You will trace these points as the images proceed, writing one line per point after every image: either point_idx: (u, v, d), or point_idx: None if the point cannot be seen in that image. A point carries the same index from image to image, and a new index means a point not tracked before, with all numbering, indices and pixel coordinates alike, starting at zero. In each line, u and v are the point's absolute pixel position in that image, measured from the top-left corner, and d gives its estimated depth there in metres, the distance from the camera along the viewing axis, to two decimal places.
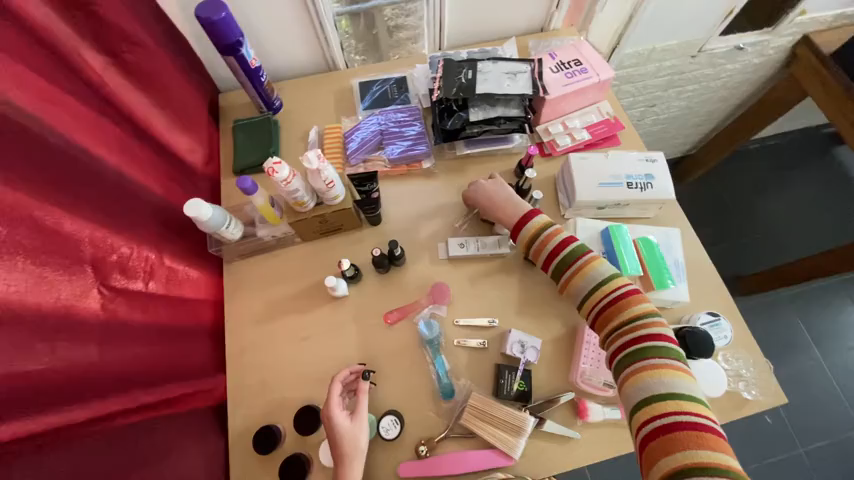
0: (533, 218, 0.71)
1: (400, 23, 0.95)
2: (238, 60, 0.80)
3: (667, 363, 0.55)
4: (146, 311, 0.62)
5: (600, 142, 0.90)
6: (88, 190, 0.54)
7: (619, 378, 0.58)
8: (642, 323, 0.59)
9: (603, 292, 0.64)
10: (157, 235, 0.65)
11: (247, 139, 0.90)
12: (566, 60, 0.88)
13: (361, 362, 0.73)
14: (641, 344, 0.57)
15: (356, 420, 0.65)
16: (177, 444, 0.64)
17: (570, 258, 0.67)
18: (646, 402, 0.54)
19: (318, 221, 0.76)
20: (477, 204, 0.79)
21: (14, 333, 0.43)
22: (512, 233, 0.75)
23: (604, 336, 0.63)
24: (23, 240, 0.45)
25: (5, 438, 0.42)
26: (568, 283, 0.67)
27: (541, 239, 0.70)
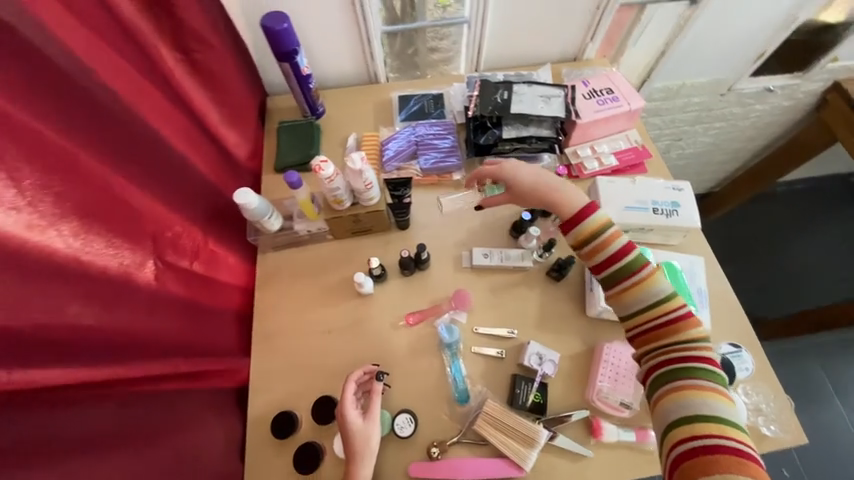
0: (592, 217, 0.69)
1: (435, 45, 1.03)
2: (292, 67, 0.87)
3: (714, 387, 0.57)
4: (189, 287, 0.66)
5: (627, 168, 0.93)
6: (156, 170, 0.59)
7: (658, 393, 0.60)
8: (697, 346, 0.60)
9: (661, 311, 0.64)
10: (205, 219, 0.70)
11: (290, 140, 0.95)
12: (598, 88, 0.92)
13: (375, 362, 0.75)
14: (690, 365, 0.59)
15: (369, 419, 0.66)
16: (201, 420, 0.66)
17: (634, 266, 0.66)
18: (686, 420, 0.55)
19: (351, 221, 0.81)
20: (525, 190, 0.76)
21: (84, 289, 0.48)
22: (563, 225, 0.72)
23: (644, 352, 0.64)
24: (102, 208, 0.50)
25: (64, 385, 0.45)
26: (618, 294, 0.66)
27: (604, 237, 0.68)
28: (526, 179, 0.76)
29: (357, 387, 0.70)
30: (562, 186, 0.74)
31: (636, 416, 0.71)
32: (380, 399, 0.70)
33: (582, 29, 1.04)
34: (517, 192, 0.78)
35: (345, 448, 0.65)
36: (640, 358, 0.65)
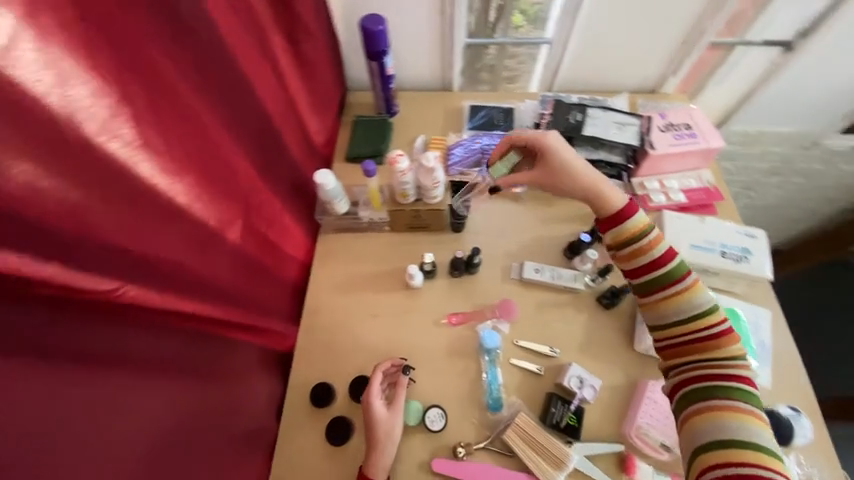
0: (637, 216, 0.68)
1: (504, 65, 1.06)
2: (379, 66, 0.92)
3: (750, 410, 0.57)
4: (263, 251, 0.71)
5: (695, 207, 0.90)
6: (258, 141, 0.65)
7: (690, 410, 0.60)
8: (736, 364, 0.61)
9: (703, 325, 0.63)
10: (285, 192, 0.76)
11: (363, 133, 1.01)
12: (676, 122, 0.91)
13: (403, 357, 0.77)
14: (728, 385, 0.59)
15: (393, 411, 0.68)
16: (251, 376, 0.71)
17: (677, 274, 0.65)
18: (719, 443, 0.55)
19: (412, 215, 0.84)
20: (560, 172, 0.74)
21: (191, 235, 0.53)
22: (602, 222, 0.71)
23: (677, 363, 0.64)
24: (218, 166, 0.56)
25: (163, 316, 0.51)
26: (656, 304, 0.65)
27: (647, 240, 0.67)
28: (567, 160, 0.74)
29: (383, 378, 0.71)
30: (601, 179, 0.73)
31: (674, 461, 0.69)
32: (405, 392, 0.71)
33: (664, 62, 1.04)
34: (552, 169, 0.75)
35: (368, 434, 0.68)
36: (671, 370, 0.65)
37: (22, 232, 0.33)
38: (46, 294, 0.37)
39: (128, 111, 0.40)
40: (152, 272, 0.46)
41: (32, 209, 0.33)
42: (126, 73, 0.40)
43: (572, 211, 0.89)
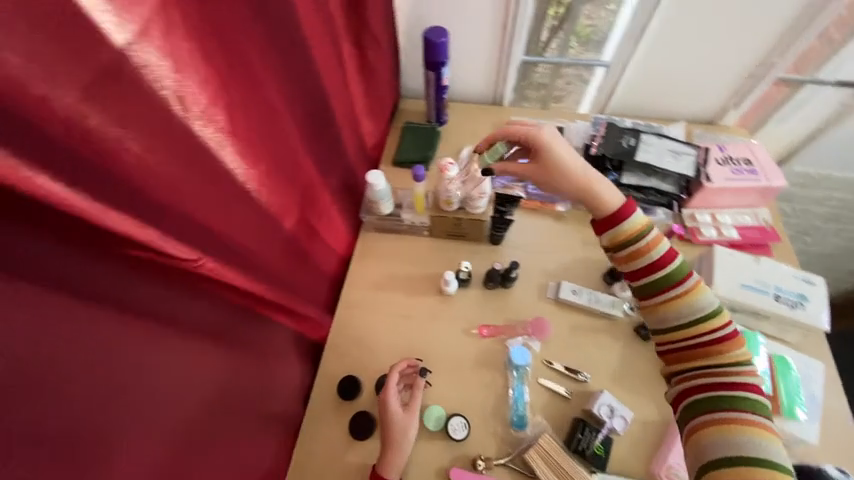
0: (634, 217, 0.64)
1: (556, 81, 1.07)
2: (435, 76, 0.94)
3: (759, 422, 0.54)
4: (311, 242, 0.74)
5: (748, 245, 0.86)
6: (321, 137, 0.68)
7: (697, 422, 0.56)
8: (740, 370, 0.57)
9: (704, 329, 0.60)
10: (336, 189, 0.79)
11: (412, 139, 1.03)
12: (735, 156, 0.88)
13: (417, 358, 0.78)
14: (734, 394, 0.56)
15: (408, 412, 0.68)
16: (285, 361, 0.73)
17: (676, 276, 0.62)
18: (729, 460, 0.52)
19: (453, 223, 0.86)
20: (553, 168, 0.71)
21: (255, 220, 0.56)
22: (596, 223, 0.67)
23: (678, 368, 0.61)
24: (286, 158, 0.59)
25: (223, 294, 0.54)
26: (656, 307, 0.62)
27: (644, 243, 0.63)
28: (563, 155, 0.70)
29: (400, 378, 0.72)
30: (597, 177, 0.69)
31: None
32: (421, 394, 0.71)
33: (726, 93, 1.00)
34: (545, 165, 0.71)
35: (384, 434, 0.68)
36: (673, 375, 0.62)
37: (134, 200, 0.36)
38: (145, 259, 0.39)
39: (225, 100, 0.43)
40: (225, 249, 0.49)
41: (147, 182, 0.36)
42: (228, 65, 0.43)
43: None
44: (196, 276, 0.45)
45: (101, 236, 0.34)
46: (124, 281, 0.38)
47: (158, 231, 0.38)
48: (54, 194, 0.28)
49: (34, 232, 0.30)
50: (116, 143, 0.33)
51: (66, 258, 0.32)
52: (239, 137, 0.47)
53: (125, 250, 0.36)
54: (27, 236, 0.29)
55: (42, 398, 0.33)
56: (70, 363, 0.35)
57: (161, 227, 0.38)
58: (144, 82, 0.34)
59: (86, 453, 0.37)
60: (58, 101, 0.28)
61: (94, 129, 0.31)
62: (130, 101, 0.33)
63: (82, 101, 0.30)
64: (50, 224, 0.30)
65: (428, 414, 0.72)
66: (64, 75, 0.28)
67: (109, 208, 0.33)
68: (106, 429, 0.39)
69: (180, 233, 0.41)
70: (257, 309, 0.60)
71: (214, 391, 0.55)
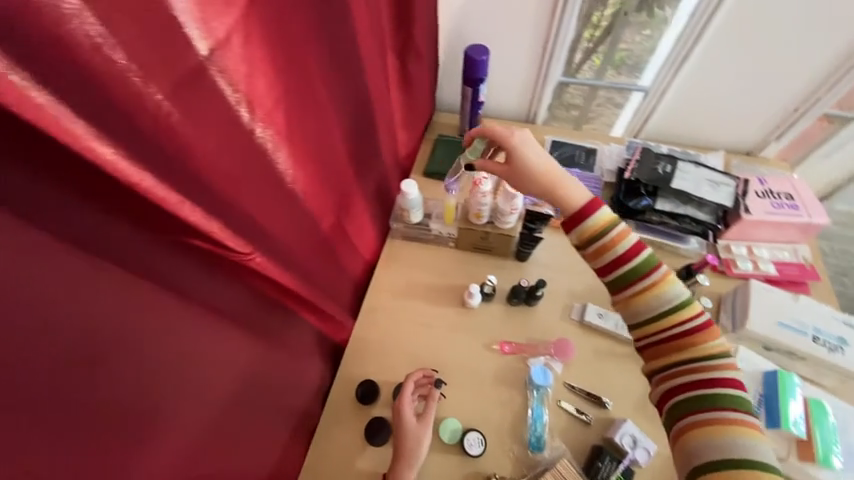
0: (599, 213, 0.57)
1: (592, 103, 1.08)
2: (472, 92, 0.95)
3: (743, 420, 0.49)
4: (343, 245, 0.75)
5: (785, 282, 0.83)
6: (361, 144, 0.70)
7: (680, 425, 0.51)
8: (715, 365, 0.52)
9: (673, 322, 0.54)
10: (369, 194, 0.81)
11: (444, 152, 1.05)
12: (776, 189, 0.85)
13: (433, 369, 0.78)
14: (713, 391, 0.51)
15: (422, 423, 0.68)
16: (308, 360, 0.74)
17: (643, 268, 0.56)
18: (717, 465, 0.47)
19: (480, 237, 0.86)
20: (518, 168, 0.62)
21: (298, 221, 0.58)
22: (564, 223, 0.60)
23: (655, 367, 0.56)
24: (331, 163, 0.61)
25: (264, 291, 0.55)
26: (627, 299, 0.56)
27: (610, 237, 0.56)
28: (533, 154, 0.62)
29: (415, 388, 0.72)
30: (567, 180, 0.61)
31: None
32: (435, 406, 0.71)
33: (767, 125, 0.99)
34: (516, 166, 0.62)
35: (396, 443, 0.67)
36: (651, 374, 0.57)
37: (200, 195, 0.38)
38: (202, 250, 0.40)
39: (285, 105, 0.46)
40: (271, 247, 0.50)
41: (213, 177, 0.39)
42: (291, 72, 0.45)
43: None
44: (244, 269, 0.47)
45: (172, 224, 0.36)
46: (182, 269, 0.40)
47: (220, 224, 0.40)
48: (138, 182, 0.31)
49: (118, 216, 0.32)
50: (189, 139, 0.35)
51: (138, 243, 0.35)
52: (292, 139, 0.49)
53: (189, 239, 0.39)
54: (110, 219, 0.32)
55: (99, 373, 0.34)
56: (128, 342, 0.36)
57: (223, 221, 0.41)
58: (220, 84, 0.36)
59: (130, 428, 0.39)
60: (150, 97, 0.30)
61: (175, 125, 0.33)
62: (206, 101, 0.36)
63: (168, 98, 0.32)
64: (133, 210, 0.33)
65: (444, 427, 0.72)
66: (157, 74, 0.31)
67: (182, 199, 0.35)
68: (149, 408, 0.41)
69: (236, 227, 0.43)
70: (288, 305, 0.62)
71: (243, 382, 0.57)
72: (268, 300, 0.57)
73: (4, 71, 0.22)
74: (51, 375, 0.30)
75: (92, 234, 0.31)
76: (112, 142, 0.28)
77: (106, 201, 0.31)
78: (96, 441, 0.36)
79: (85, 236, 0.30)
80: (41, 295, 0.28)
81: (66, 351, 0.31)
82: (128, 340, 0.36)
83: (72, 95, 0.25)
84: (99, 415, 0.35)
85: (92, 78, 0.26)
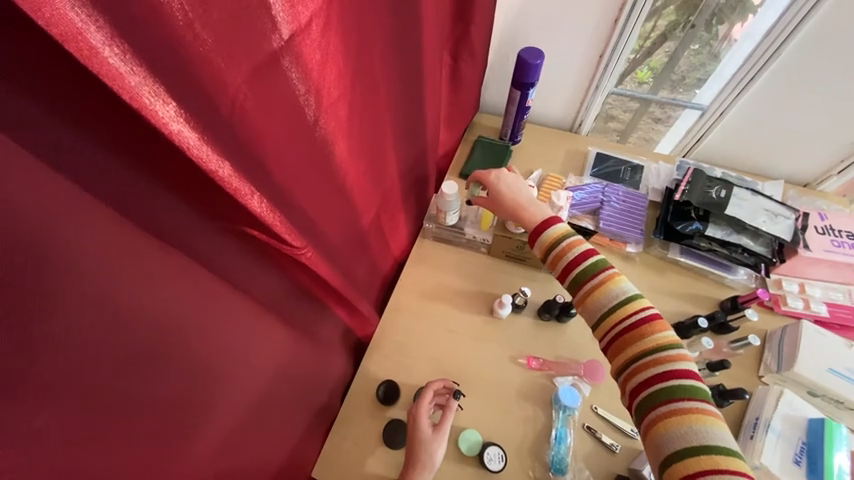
0: (552, 225, 0.63)
1: (643, 113, 1.03)
2: (520, 96, 0.92)
3: (698, 407, 0.47)
4: (377, 241, 0.74)
5: (836, 326, 0.77)
6: (408, 140, 0.68)
7: (643, 419, 0.49)
8: (666, 355, 0.50)
9: (620, 315, 0.54)
10: (408, 192, 0.79)
11: (483, 155, 0.99)
12: (838, 227, 0.80)
13: (455, 380, 0.75)
14: (667, 383, 0.49)
15: (437, 433, 0.66)
16: (331, 355, 0.73)
17: (592, 268, 0.58)
18: (677, 456, 0.45)
19: (516, 246, 0.83)
20: (496, 196, 0.71)
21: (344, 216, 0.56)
22: (530, 235, 0.65)
23: (617, 366, 0.54)
24: (379, 159, 0.59)
25: (302, 283, 0.54)
26: (584, 300, 0.58)
27: (563, 244, 0.61)
28: (508, 187, 0.71)
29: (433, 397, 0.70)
30: (531, 205, 0.68)
31: None
32: (452, 418, 0.68)
33: (830, 158, 0.93)
34: (493, 199, 0.72)
35: (409, 453, 0.65)
36: (616, 374, 0.55)
37: (259, 183, 0.36)
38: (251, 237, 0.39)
39: (345, 95, 0.44)
40: (317, 238, 0.50)
41: (272, 165, 0.37)
42: (356, 61, 0.43)
43: (683, 288, 0.82)
44: (288, 258, 0.47)
45: (223, 206, 0.35)
46: (229, 255, 0.39)
47: (277, 215, 0.40)
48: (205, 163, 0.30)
49: (175, 195, 0.31)
50: (256, 124, 0.33)
51: (190, 226, 0.34)
52: (350, 133, 0.48)
53: (240, 224, 0.38)
54: (168, 198, 0.31)
55: (146, 356, 0.33)
56: (178, 327, 0.36)
57: (276, 208, 0.40)
58: (295, 72, 0.35)
59: (169, 413, 0.38)
60: (229, 81, 0.30)
61: (248, 114, 0.32)
62: (280, 90, 0.35)
63: (245, 84, 0.31)
64: (192, 188, 0.32)
65: (463, 437, 0.70)
66: (239, 58, 0.29)
67: (245, 184, 0.35)
68: (189, 393, 0.40)
69: (289, 217, 0.42)
70: (322, 297, 0.61)
71: (274, 373, 0.56)
72: (303, 292, 0.56)
73: (98, 46, 0.21)
74: (99, 354, 0.29)
75: (151, 213, 0.30)
76: (188, 125, 0.28)
77: (165, 178, 0.30)
78: (138, 424, 0.35)
79: (143, 215, 0.29)
80: (107, 276, 0.27)
81: (125, 333, 0.30)
82: (178, 324, 0.36)
83: (160, 74, 0.24)
84: (143, 400, 0.34)
85: (182, 58, 0.25)
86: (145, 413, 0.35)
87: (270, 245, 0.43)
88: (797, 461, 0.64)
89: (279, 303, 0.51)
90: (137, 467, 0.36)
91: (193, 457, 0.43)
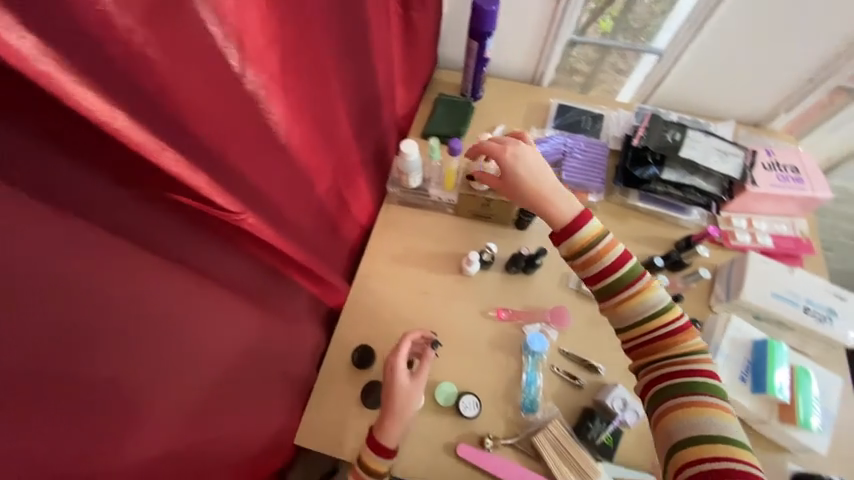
0: (587, 223, 0.61)
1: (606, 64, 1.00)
2: (478, 46, 0.89)
3: (716, 403, 0.54)
4: (338, 207, 0.71)
5: (781, 255, 0.83)
6: (360, 98, 0.65)
7: (659, 407, 0.56)
8: (694, 359, 0.57)
9: (653, 326, 0.59)
10: (366, 154, 0.76)
11: (445, 113, 0.96)
12: (783, 162, 0.84)
13: (433, 331, 0.77)
14: (688, 380, 0.56)
15: (414, 381, 0.67)
16: (301, 324, 0.73)
17: (627, 278, 0.59)
18: (684, 443, 0.52)
19: (481, 204, 0.84)
20: (513, 175, 0.65)
21: (295, 181, 0.54)
22: (555, 233, 0.63)
23: (641, 364, 0.60)
24: (327, 118, 0.56)
25: (255, 252, 0.52)
26: (615, 308, 0.60)
27: (596, 249, 0.60)
28: (527, 169, 0.66)
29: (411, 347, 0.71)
30: (554, 192, 0.64)
31: None
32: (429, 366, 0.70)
33: (779, 95, 0.95)
34: (508, 179, 0.67)
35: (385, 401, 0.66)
36: (637, 370, 0.61)
37: (173, 140, 0.34)
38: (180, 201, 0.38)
39: (273, 44, 0.40)
40: (261, 203, 0.48)
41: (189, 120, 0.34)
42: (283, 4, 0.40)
43: (644, 232, 0.85)
44: (232, 226, 0.45)
45: (132, 167, 0.33)
46: (157, 224, 0.37)
47: (200, 175, 0.37)
48: (96, 112, 0.27)
49: (63, 152, 0.28)
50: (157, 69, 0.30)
51: (100, 191, 0.31)
52: (286, 86, 0.45)
53: (162, 189, 0.36)
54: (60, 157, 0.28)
55: (74, 330, 0.32)
56: (106, 299, 0.34)
57: (201, 169, 0.37)
58: (207, 13, 0.32)
59: (115, 389, 0.37)
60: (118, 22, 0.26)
61: (149, 60, 0.29)
62: (189, 33, 0.32)
63: (140, 24, 0.28)
64: (83, 144, 0.29)
65: (439, 390, 0.73)
66: None
67: (153, 139, 0.32)
68: (139, 367, 0.39)
69: (221, 180, 0.40)
70: (280, 268, 0.60)
71: (240, 345, 0.56)
72: (259, 260, 0.54)
73: None
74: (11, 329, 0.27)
75: (36, 171, 0.27)
76: (62, 67, 0.25)
77: (39, 131, 0.26)
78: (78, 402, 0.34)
79: (22, 176, 0.26)
80: None
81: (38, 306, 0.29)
82: (107, 294, 0.34)
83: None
84: (81, 377, 0.33)
85: None
86: (86, 386, 0.34)
87: (204, 212, 0.40)
88: (743, 379, 0.70)
89: (233, 276, 0.50)
90: (86, 437, 0.35)
91: (156, 430, 0.43)
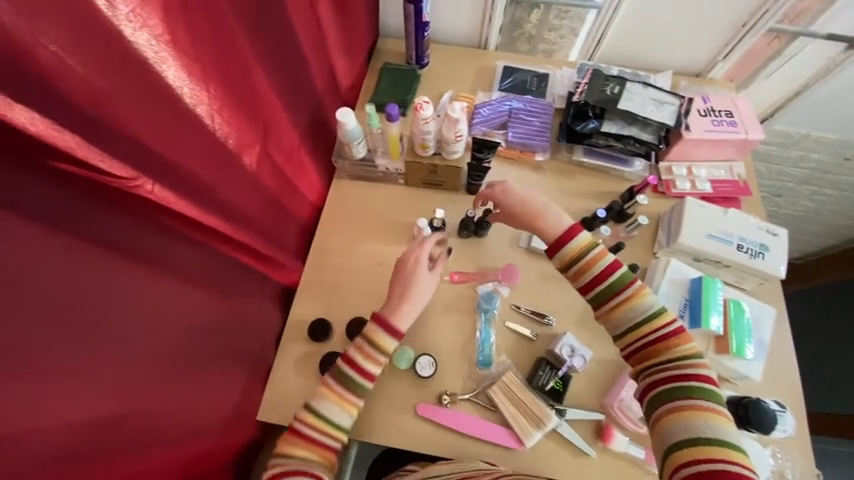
0: (575, 237, 0.64)
1: (551, 23, 0.97)
2: (415, 10, 0.86)
3: (713, 406, 0.52)
4: (278, 181, 0.70)
5: (719, 199, 0.87)
6: (284, 66, 0.63)
7: (656, 410, 0.55)
8: (691, 363, 0.57)
9: (645, 331, 0.60)
10: (304, 126, 0.74)
11: (390, 82, 0.95)
12: (718, 108, 0.86)
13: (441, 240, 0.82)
14: (685, 384, 0.55)
15: (431, 274, 0.70)
16: (253, 303, 0.73)
17: (617, 285, 0.62)
18: (678, 446, 0.51)
19: (428, 171, 0.84)
20: (509, 207, 0.72)
21: (214, 152, 0.53)
22: (547, 248, 0.67)
23: (639, 368, 0.60)
24: (243, 85, 0.55)
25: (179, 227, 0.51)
26: (607, 314, 0.62)
27: (585, 259, 0.63)
28: (519, 196, 0.71)
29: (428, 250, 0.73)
30: (546, 209, 0.69)
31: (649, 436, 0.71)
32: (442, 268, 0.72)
33: (716, 43, 0.96)
34: (508, 211, 0.72)
35: (399, 289, 0.68)
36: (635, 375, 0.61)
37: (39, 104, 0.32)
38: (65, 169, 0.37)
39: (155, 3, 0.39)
40: (172, 174, 0.47)
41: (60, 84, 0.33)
42: None
43: (590, 188, 0.87)
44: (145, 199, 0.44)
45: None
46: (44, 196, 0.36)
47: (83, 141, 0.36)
48: None
49: None
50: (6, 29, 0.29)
51: None
52: (181, 50, 0.43)
53: (41, 157, 0.35)
54: None
55: None
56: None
57: (84, 135, 0.36)
58: None
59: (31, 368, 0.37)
60: None
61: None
62: None
63: None
64: None
65: (399, 355, 0.74)
66: None
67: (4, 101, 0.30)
68: (56, 344, 0.39)
69: (113, 148, 0.39)
70: (214, 244, 0.59)
71: (182, 323, 0.55)
72: (186, 236, 0.53)
73: None
74: None
75: None
76: None
77: None
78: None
79: None
80: None
81: None
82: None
83: None
84: None
85: None
86: None
87: (99, 182, 0.40)
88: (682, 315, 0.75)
89: (159, 252, 0.49)
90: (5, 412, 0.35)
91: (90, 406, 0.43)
